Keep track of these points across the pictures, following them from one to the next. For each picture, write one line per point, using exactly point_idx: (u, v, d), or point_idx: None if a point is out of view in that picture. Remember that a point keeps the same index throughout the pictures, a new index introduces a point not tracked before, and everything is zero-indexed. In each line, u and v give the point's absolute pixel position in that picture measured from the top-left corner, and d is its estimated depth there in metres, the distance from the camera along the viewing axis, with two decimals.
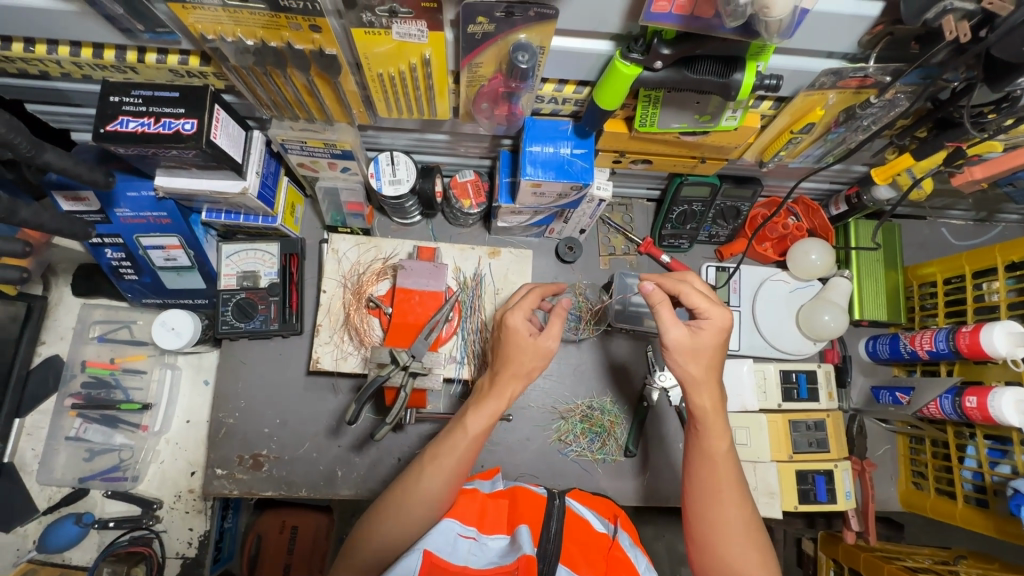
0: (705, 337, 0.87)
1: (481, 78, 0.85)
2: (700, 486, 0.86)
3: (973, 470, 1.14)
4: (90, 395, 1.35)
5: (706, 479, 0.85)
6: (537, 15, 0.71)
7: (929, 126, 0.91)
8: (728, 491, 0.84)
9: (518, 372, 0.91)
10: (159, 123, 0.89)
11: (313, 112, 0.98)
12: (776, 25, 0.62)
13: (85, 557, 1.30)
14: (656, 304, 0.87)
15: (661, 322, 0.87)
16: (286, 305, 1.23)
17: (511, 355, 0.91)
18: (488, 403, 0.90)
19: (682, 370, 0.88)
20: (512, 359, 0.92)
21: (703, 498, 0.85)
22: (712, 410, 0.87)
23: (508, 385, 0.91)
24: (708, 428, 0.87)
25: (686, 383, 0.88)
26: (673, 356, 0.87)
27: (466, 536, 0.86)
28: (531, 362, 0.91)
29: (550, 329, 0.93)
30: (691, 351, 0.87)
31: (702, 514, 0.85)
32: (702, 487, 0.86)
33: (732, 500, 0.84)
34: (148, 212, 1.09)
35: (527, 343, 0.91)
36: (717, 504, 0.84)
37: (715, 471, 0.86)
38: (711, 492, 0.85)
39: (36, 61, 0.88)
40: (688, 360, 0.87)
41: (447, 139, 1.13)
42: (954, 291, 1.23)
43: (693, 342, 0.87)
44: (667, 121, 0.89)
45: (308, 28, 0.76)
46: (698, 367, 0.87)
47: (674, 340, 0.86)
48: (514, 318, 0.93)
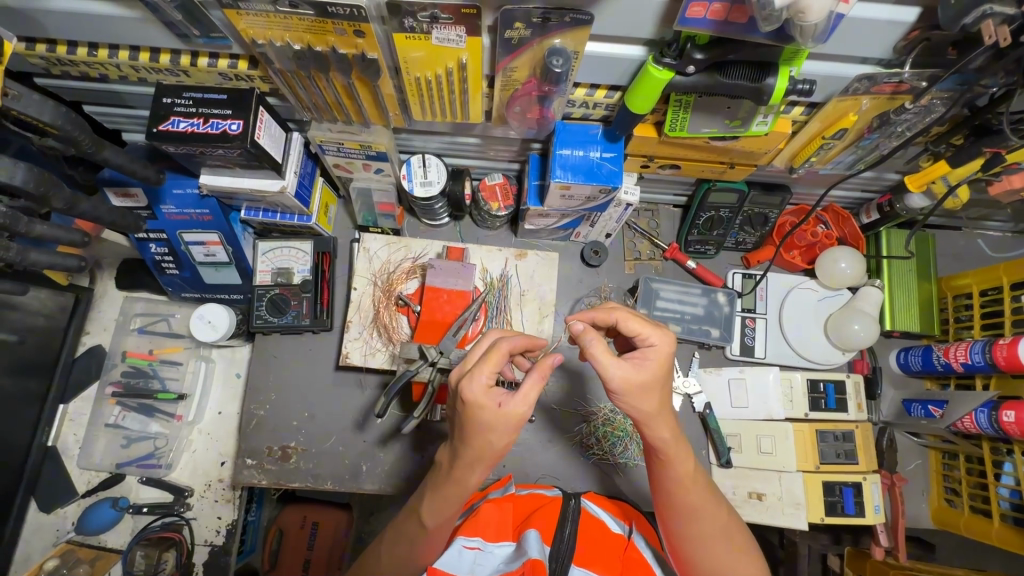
0: (653, 369, 0.77)
1: (515, 82, 0.88)
2: (673, 509, 0.85)
3: (1010, 489, 1.11)
4: (129, 384, 1.41)
5: (679, 503, 0.84)
6: (573, 20, 0.73)
7: (965, 133, 0.90)
8: (705, 507, 0.84)
9: (484, 454, 0.76)
10: (207, 124, 0.93)
11: (351, 114, 1.02)
12: (811, 29, 0.63)
13: (120, 541, 1.34)
14: (589, 344, 0.76)
15: (600, 369, 0.76)
16: (318, 302, 1.26)
17: (484, 436, 0.74)
18: (449, 486, 0.81)
19: (634, 409, 0.78)
20: (480, 438, 0.75)
21: (676, 518, 0.86)
22: (671, 439, 0.80)
23: (473, 468, 0.79)
24: (669, 456, 0.82)
25: (638, 420, 0.79)
26: (620, 402, 0.77)
27: (470, 547, 0.87)
28: (501, 442, 0.75)
29: (525, 392, 0.73)
30: (639, 391, 0.77)
31: (683, 532, 0.86)
32: (673, 510, 0.85)
33: (711, 512, 0.85)
34: (191, 209, 1.14)
35: (503, 418, 0.73)
36: (695, 521, 0.85)
37: (683, 493, 0.84)
38: (687, 512, 0.84)
39: (97, 64, 0.94)
40: (638, 400, 0.77)
41: (478, 142, 1.16)
42: (990, 304, 1.21)
43: (641, 377, 0.76)
44: (697, 126, 0.90)
45: (352, 34, 0.80)
46: (649, 402, 0.77)
47: (620, 386, 0.76)
48: (476, 389, 0.73)
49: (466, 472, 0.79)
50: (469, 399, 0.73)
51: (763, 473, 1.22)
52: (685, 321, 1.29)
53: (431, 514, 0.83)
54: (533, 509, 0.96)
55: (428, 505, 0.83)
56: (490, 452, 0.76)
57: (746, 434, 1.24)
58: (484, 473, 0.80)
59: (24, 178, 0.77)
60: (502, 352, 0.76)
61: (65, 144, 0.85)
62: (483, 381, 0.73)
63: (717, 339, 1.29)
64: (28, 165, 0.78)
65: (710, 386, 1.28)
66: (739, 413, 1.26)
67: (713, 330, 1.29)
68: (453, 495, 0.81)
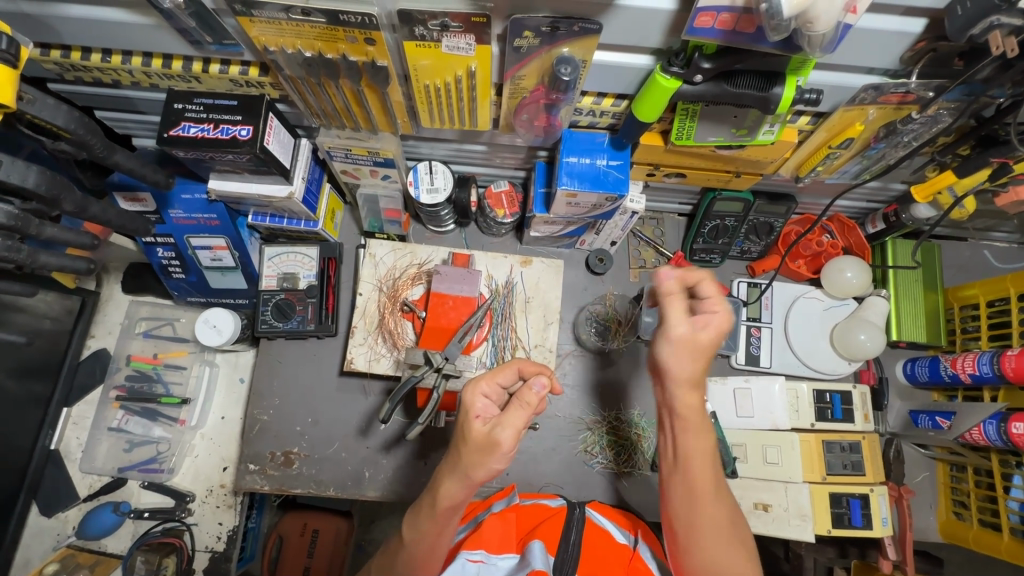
0: (709, 337, 0.81)
1: (523, 90, 0.88)
2: (681, 491, 0.84)
3: (1020, 501, 1.09)
4: (133, 388, 1.40)
5: (690, 484, 0.83)
6: (581, 29, 0.74)
7: (971, 143, 0.90)
8: (711, 492, 0.83)
9: (459, 467, 0.76)
10: (218, 129, 0.94)
11: (360, 121, 1.03)
12: (819, 38, 0.63)
13: (119, 546, 1.33)
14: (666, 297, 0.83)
15: (668, 313, 0.82)
16: (323, 307, 1.26)
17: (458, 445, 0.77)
18: (429, 497, 0.81)
19: (677, 366, 0.82)
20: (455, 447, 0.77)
21: (683, 501, 0.84)
22: (697, 410, 0.84)
23: (452, 482, 0.77)
24: (691, 429, 0.84)
25: (672, 381, 0.83)
26: (670, 350, 0.82)
27: (474, 560, 0.86)
28: (478, 464, 0.74)
29: (508, 418, 0.74)
30: (673, 356, 0.81)
31: (688, 519, 0.83)
32: (681, 491, 0.84)
33: (718, 500, 0.84)
34: (199, 214, 1.15)
35: (475, 432, 0.75)
36: (703, 506, 0.83)
37: (696, 475, 0.83)
38: (693, 496, 0.83)
39: (110, 70, 0.95)
40: (685, 359, 0.82)
41: (485, 150, 1.17)
42: (997, 315, 1.20)
43: (697, 339, 0.81)
44: (703, 134, 0.91)
45: (362, 41, 0.81)
46: (684, 371, 0.82)
47: (679, 335, 0.81)
48: (471, 398, 0.79)
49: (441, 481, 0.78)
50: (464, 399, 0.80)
51: (770, 484, 1.20)
52: None
53: (410, 528, 0.83)
54: (537, 521, 0.95)
55: (424, 516, 0.82)
56: (461, 467, 0.76)
57: (751, 444, 1.23)
58: (459, 491, 0.77)
59: (36, 180, 0.78)
60: (509, 369, 0.84)
61: (77, 148, 0.86)
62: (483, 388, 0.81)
63: (723, 348, 1.28)
64: (40, 168, 0.79)
65: (714, 396, 1.28)
66: (744, 423, 1.26)
67: (718, 339, 1.28)
68: (430, 509, 0.81)
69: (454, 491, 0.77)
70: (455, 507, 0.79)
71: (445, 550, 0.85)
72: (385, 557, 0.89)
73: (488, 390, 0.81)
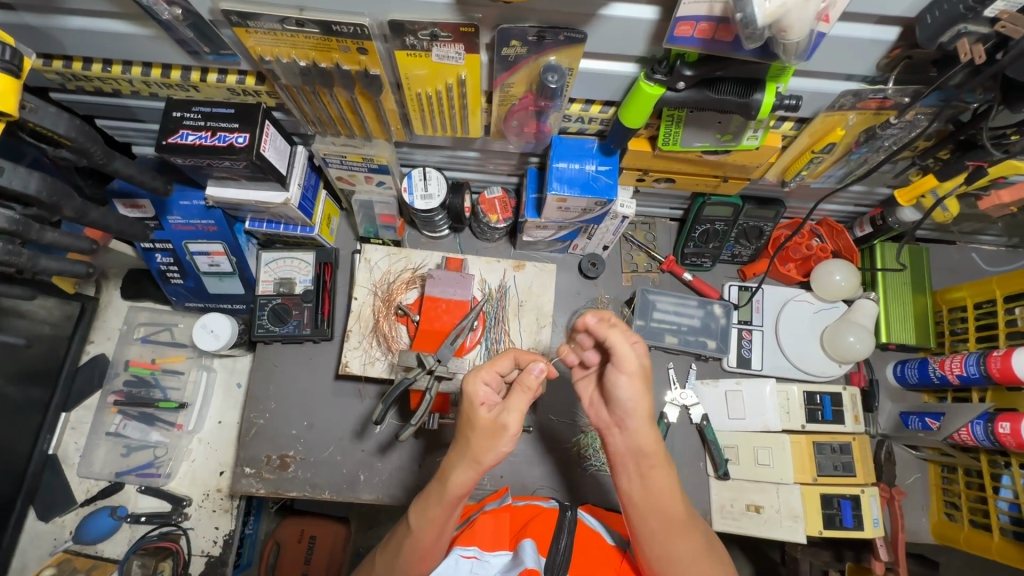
0: (648, 361, 0.85)
1: (513, 97, 0.91)
2: (659, 526, 0.85)
3: (1010, 502, 1.10)
4: (131, 393, 1.42)
5: (668, 517, 0.85)
6: (567, 38, 0.76)
7: (951, 147, 0.93)
8: (688, 526, 0.86)
9: (468, 454, 0.79)
10: (215, 137, 0.96)
11: (354, 129, 1.05)
12: (794, 47, 0.65)
13: (116, 551, 1.34)
14: (606, 331, 0.81)
15: (618, 346, 0.80)
16: (319, 312, 1.28)
17: (465, 434, 0.79)
18: (437, 488, 0.83)
19: (635, 396, 0.82)
20: (464, 436, 0.80)
21: (660, 538, 0.84)
22: (657, 444, 0.84)
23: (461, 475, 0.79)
24: (654, 463, 0.85)
25: (632, 415, 0.83)
26: (627, 382, 0.81)
27: (467, 556, 0.87)
28: (488, 449, 0.78)
29: (515, 402, 0.79)
30: (641, 377, 0.82)
31: (663, 554, 0.84)
32: (657, 529, 0.85)
33: (694, 532, 0.85)
34: (197, 220, 1.17)
35: (481, 417, 0.78)
36: (681, 541, 0.84)
37: (670, 506, 0.85)
38: (671, 531, 0.84)
39: (111, 80, 0.98)
40: (640, 388, 0.82)
41: (478, 156, 1.19)
42: (984, 317, 1.22)
43: (644, 367, 0.83)
44: (689, 140, 0.93)
45: (356, 51, 0.83)
46: (647, 394, 0.83)
47: (633, 366, 0.81)
48: (473, 387, 0.80)
49: (450, 469, 0.80)
50: (466, 390, 0.80)
51: (761, 485, 1.21)
52: (682, 332, 1.30)
53: (417, 516, 0.85)
54: (529, 517, 0.97)
55: (425, 511, 0.84)
56: (470, 453, 0.78)
57: (743, 446, 1.24)
58: (468, 477, 0.80)
59: (38, 186, 0.80)
60: (507, 357, 0.85)
61: (78, 155, 0.88)
62: (481, 379, 0.81)
63: (714, 350, 1.30)
64: (42, 174, 0.81)
65: (706, 399, 1.29)
66: (736, 425, 1.27)
67: (710, 342, 1.30)
68: (438, 498, 0.83)
69: (464, 480, 0.79)
70: (466, 491, 0.81)
71: (443, 542, 0.87)
72: (381, 555, 0.91)
73: (490, 378, 0.82)
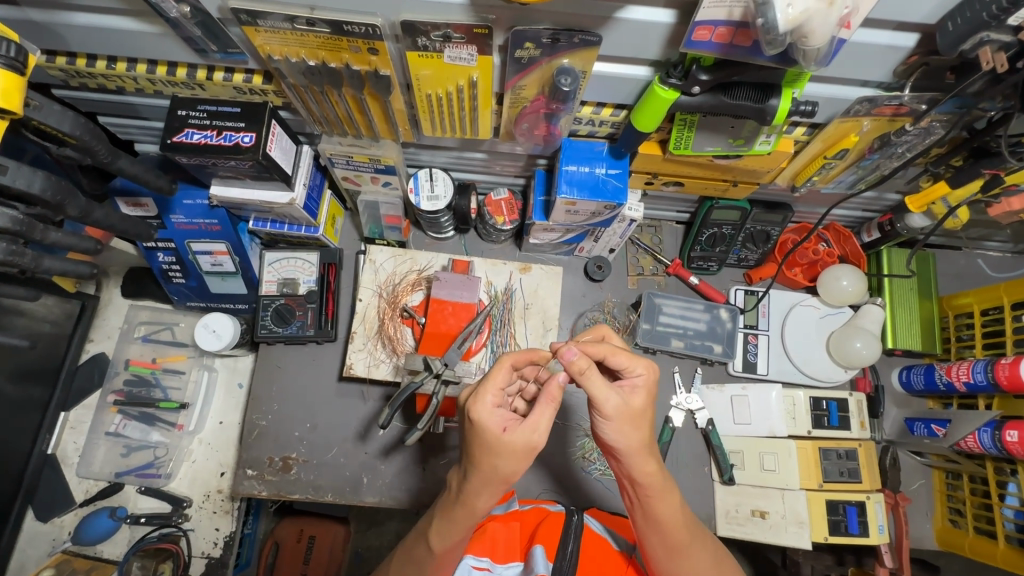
0: (641, 398, 0.78)
1: (524, 100, 0.90)
2: (662, 548, 0.84)
3: (1015, 509, 1.11)
4: (131, 392, 1.40)
5: (671, 541, 0.83)
6: (582, 41, 0.75)
7: (964, 154, 0.92)
8: (694, 545, 0.86)
9: (495, 479, 0.75)
10: (220, 136, 0.95)
11: (361, 129, 1.04)
12: (814, 53, 0.64)
13: (115, 552, 1.33)
14: (579, 377, 0.75)
15: (593, 393, 0.75)
16: (322, 313, 1.26)
17: (489, 459, 0.74)
18: (459, 509, 0.80)
19: (621, 438, 0.76)
20: (487, 464, 0.74)
21: (665, 559, 0.85)
22: (655, 476, 0.79)
23: (483, 493, 0.77)
24: (651, 494, 0.80)
25: (622, 453, 0.78)
26: (610, 429, 0.76)
27: (479, 567, 0.90)
28: (515, 469, 0.75)
29: (536, 419, 0.74)
30: (631, 416, 0.76)
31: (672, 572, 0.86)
32: (661, 549, 0.84)
33: (700, 549, 0.87)
34: (200, 219, 1.16)
35: (508, 445, 0.73)
36: (684, 559, 0.85)
37: (673, 533, 0.83)
38: (678, 551, 0.84)
39: (115, 77, 0.96)
40: (630, 429, 0.76)
41: (485, 157, 1.18)
42: (991, 323, 1.22)
43: (630, 406, 0.76)
44: (701, 144, 0.92)
45: (366, 51, 0.82)
46: (639, 431, 0.77)
47: (613, 409, 0.75)
48: (484, 415, 0.73)
49: (475, 495, 0.77)
50: (476, 418, 0.73)
51: (766, 491, 1.21)
52: (688, 336, 1.29)
53: (440, 539, 0.82)
54: (537, 523, 0.95)
55: (446, 532, 0.82)
56: (499, 478, 0.75)
57: (749, 451, 1.24)
58: (494, 499, 0.78)
59: (42, 186, 0.79)
60: (505, 370, 0.78)
61: (82, 154, 0.87)
62: (487, 403, 0.74)
63: (720, 355, 1.28)
64: (46, 173, 0.79)
65: (712, 403, 1.29)
66: (741, 430, 1.26)
67: (716, 346, 1.29)
68: (461, 520, 0.80)
69: (487, 497, 0.77)
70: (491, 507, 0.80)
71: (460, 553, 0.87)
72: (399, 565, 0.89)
73: (496, 398, 0.76)
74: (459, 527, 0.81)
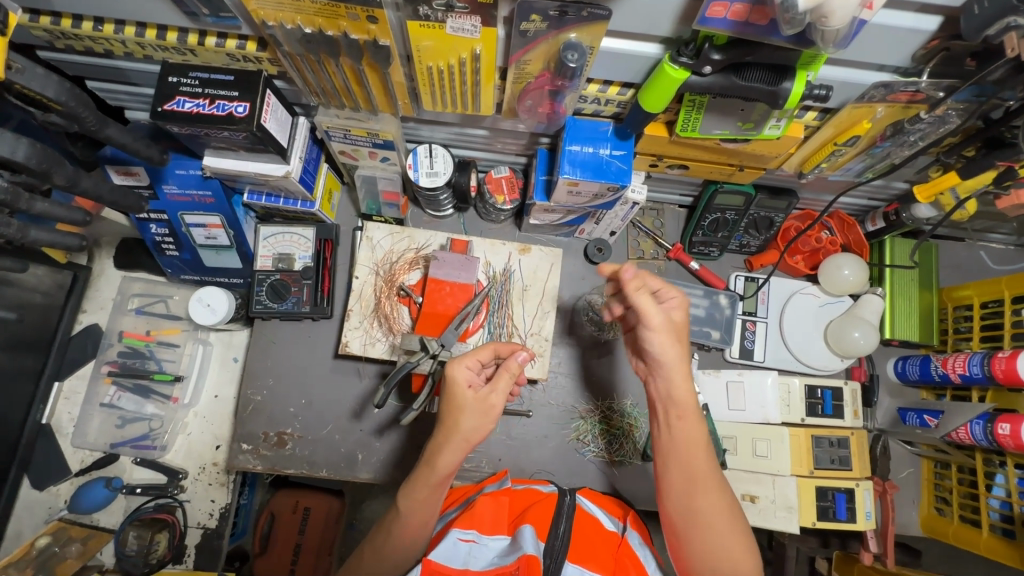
0: (682, 319, 0.87)
1: (528, 75, 0.87)
2: (682, 478, 0.85)
3: (1001, 500, 1.12)
4: (125, 364, 1.39)
5: (692, 470, 0.85)
6: (590, 15, 0.72)
7: (978, 145, 0.91)
8: (712, 480, 0.85)
9: (456, 438, 0.82)
10: (213, 105, 0.92)
11: (359, 101, 1.00)
12: (833, 34, 0.62)
13: (112, 521, 1.34)
14: (634, 291, 0.85)
15: (642, 304, 0.84)
16: (318, 289, 1.25)
17: (455, 416, 0.83)
18: (424, 473, 0.85)
19: (663, 353, 0.85)
20: (451, 418, 0.83)
21: (684, 492, 0.85)
22: (689, 394, 0.86)
23: (446, 453, 0.83)
24: (683, 413, 0.86)
25: (665, 370, 0.86)
26: (656, 341, 0.84)
27: (465, 540, 0.87)
28: (476, 426, 0.83)
29: (495, 383, 0.85)
30: (674, 332, 0.85)
31: (690, 510, 0.84)
32: (681, 480, 0.85)
33: (718, 489, 0.85)
34: (193, 190, 1.13)
35: (471, 400, 0.83)
36: (705, 495, 0.84)
37: (696, 459, 0.85)
38: (696, 483, 0.84)
39: (102, 39, 0.92)
40: (672, 343, 0.85)
41: (486, 134, 1.15)
42: (990, 316, 1.21)
43: (674, 323, 0.85)
44: (709, 127, 0.90)
45: (365, 19, 0.78)
46: (677, 349, 0.85)
47: (659, 322, 0.84)
48: (456, 371, 0.84)
49: (437, 453, 0.83)
50: (450, 374, 0.85)
51: (757, 476, 1.22)
52: None
53: (408, 501, 0.86)
54: (529, 504, 0.97)
55: (412, 493, 0.86)
56: (459, 434, 0.82)
57: (742, 436, 1.24)
58: (456, 458, 0.84)
59: (26, 154, 0.76)
60: (488, 348, 0.88)
61: (68, 120, 0.83)
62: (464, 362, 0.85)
63: (718, 341, 1.28)
64: (31, 140, 0.77)
65: (707, 387, 1.28)
66: (735, 416, 1.26)
67: (714, 332, 1.29)
68: (425, 480, 0.85)
69: (451, 457, 0.83)
70: (452, 471, 0.85)
71: (427, 528, 0.89)
72: (372, 538, 0.92)
73: (471, 364, 0.86)
74: (432, 488, 0.85)
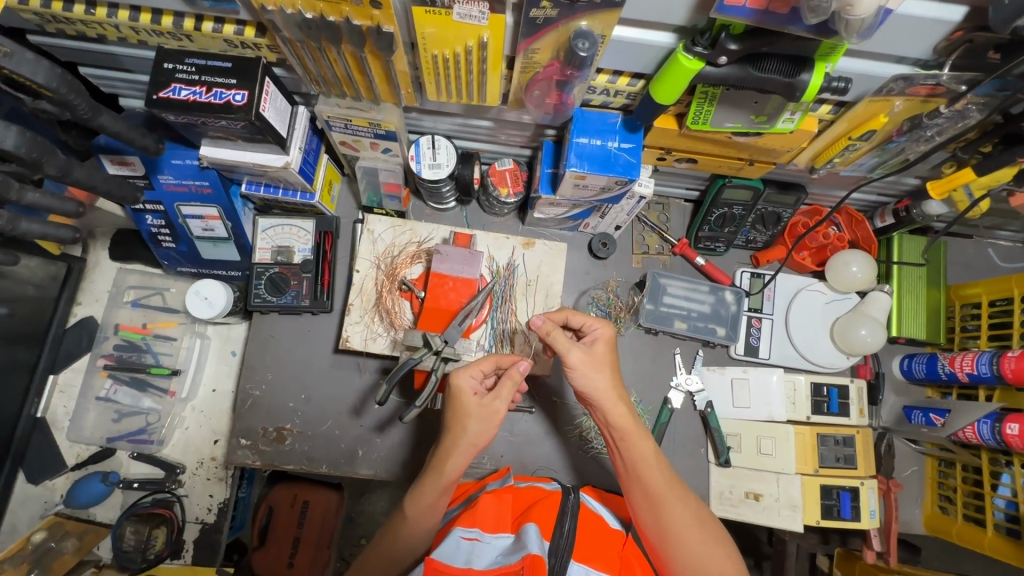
0: (603, 347, 0.91)
1: (536, 65, 0.84)
2: (643, 499, 0.88)
3: (1007, 499, 1.12)
4: (122, 357, 1.37)
5: (649, 489, 0.87)
6: (602, 2, 0.69)
7: (995, 141, 0.89)
8: (672, 493, 0.87)
9: (464, 443, 0.85)
10: (210, 93, 0.89)
11: (361, 90, 0.98)
12: (858, 24, 0.60)
13: (109, 515, 1.33)
14: (547, 335, 0.90)
15: (559, 347, 0.89)
16: (318, 283, 1.23)
17: (461, 423, 0.85)
18: (431, 476, 0.86)
19: (589, 383, 0.88)
20: (458, 425, 0.86)
21: (648, 510, 0.87)
22: (628, 419, 0.88)
23: (454, 456, 0.85)
24: (627, 438, 0.88)
25: (597, 399, 0.89)
26: (578, 376, 0.88)
27: (468, 538, 0.86)
28: (484, 432, 0.86)
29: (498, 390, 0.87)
30: (593, 361, 0.89)
31: (659, 527, 0.87)
32: (643, 499, 0.88)
33: (680, 500, 0.87)
34: (190, 181, 1.10)
35: (475, 406, 0.85)
36: (667, 510, 0.86)
37: (650, 477, 0.87)
38: (656, 499, 0.87)
39: (94, 24, 0.89)
40: (593, 373, 0.89)
41: (491, 125, 1.13)
42: (999, 315, 1.20)
43: (593, 354, 0.90)
44: (721, 119, 0.87)
45: (368, 4, 0.76)
46: (602, 375, 0.89)
47: (577, 358, 0.88)
48: (459, 380, 0.87)
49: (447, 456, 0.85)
50: (454, 383, 0.87)
51: (761, 474, 1.21)
52: (691, 318, 1.27)
53: (414, 503, 0.86)
54: (533, 501, 0.96)
55: (419, 496, 0.86)
56: (466, 438, 0.85)
57: (746, 434, 1.23)
58: (463, 462, 0.85)
59: (15, 142, 0.73)
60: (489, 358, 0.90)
61: (59, 107, 0.81)
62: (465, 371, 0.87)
63: (723, 337, 1.27)
64: (21, 128, 0.74)
65: (712, 384, 1.27)
66: (740, 413, 1.25)
67: (719, 329, 1.28)
68: (433, 483, 0.85)
69: (459, 460, 0.84)
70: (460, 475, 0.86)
71: (433, 531, 0.88)
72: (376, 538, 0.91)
73: (471, 373, 0.87)
74: (439, 489, 0.86)
